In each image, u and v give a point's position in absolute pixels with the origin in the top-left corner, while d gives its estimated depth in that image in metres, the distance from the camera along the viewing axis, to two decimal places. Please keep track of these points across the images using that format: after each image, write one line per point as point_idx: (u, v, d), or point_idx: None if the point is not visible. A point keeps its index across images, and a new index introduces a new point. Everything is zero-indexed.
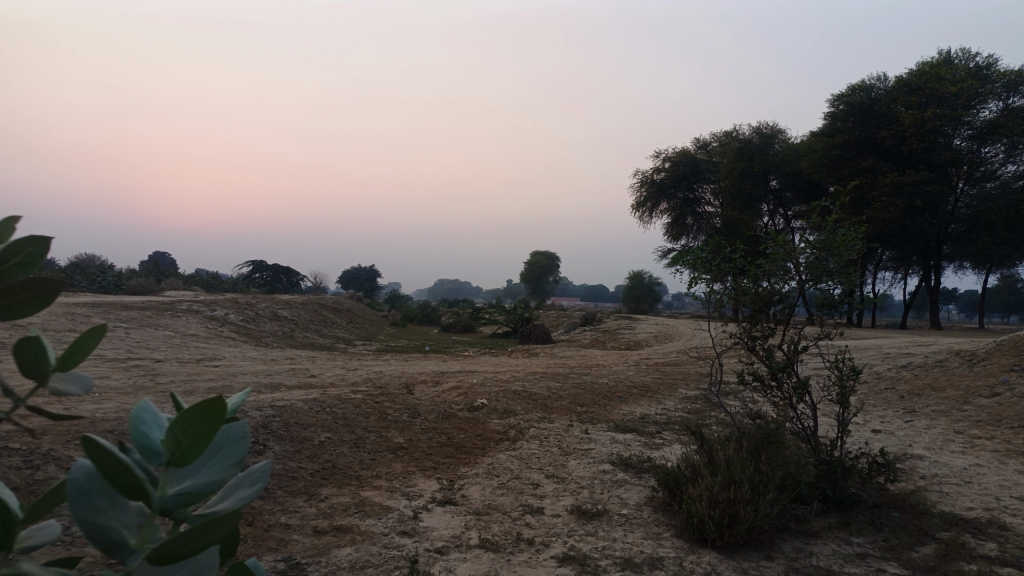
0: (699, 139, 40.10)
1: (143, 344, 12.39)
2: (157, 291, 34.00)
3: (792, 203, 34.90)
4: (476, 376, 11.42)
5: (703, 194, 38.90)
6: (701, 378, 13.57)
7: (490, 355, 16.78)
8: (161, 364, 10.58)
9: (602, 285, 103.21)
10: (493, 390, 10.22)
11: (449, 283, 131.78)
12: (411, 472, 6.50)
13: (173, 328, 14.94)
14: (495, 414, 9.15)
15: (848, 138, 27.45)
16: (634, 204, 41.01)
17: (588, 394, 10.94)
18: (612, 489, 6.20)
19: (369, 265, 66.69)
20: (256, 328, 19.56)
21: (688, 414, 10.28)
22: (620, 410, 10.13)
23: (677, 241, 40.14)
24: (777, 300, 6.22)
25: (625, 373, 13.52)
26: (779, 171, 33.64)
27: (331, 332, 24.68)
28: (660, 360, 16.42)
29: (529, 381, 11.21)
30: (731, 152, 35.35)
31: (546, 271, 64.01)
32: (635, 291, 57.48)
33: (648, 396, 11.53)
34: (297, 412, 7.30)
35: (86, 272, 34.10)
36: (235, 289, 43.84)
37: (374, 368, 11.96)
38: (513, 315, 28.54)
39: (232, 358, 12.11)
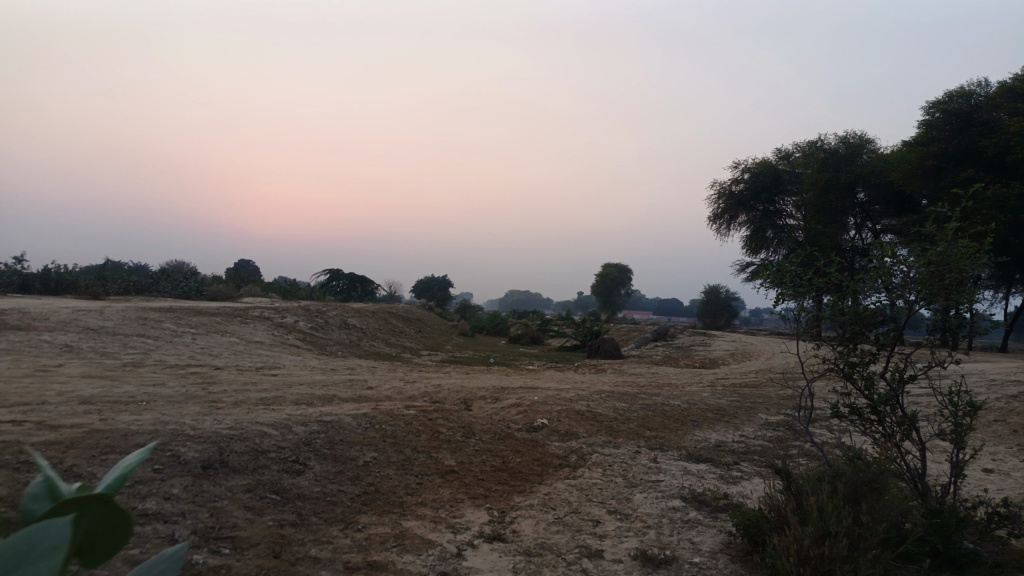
0: (781, 150, 38.50)
1: (207, 351, 12.34)
2: (235, 297, 34.88)
3: (881, 216, 32.98)
4: (539, 392, 10.83)
5: (784, 207, 37.26)
6: (782, 403, 12.60)
7: (555, 370, 16.16)
8: (220, 372, 10.44)
9: (676, 299, 101.25)
10: (555, 409, 9.60)
11: (520, 293, 131.80)
12: (460, 499, 5.95)
13: (240, 334, 14.97)
14: (556, 436, 8.54)
15: (944, 148, 25.75)
16: (711, 216, 39.66)
17: (657, 417, 10.17)
18: (682, 532, 5.51)
19: (442, 275, 67.13)
20: (323, 336, 19.56)
21: (768, 444, 9.40)
22: (693, 436, 9.35)
23: (756, 254, 38.53)
24: (881, 321, 5.36)
25: (700, 394, 12.67)
26: (868, 183, 31.84)
27: (399, 343, 24.57)
28: (737, 380, 15.44)
29: (594, 400, 10.56)
30: (815, 163, 33.72)
31: (618, 284, 62.94)
32: (711, 306, 55.76)
33: (724, 420, 10.69)
34: (345, 428, 6.88)
35: (170, 277, 35.33)
36: (311, 297, 44.71)
37: (433, 381, 11.54)
38: (583, 328, 27.83)
39: (292, 366, 11.91)
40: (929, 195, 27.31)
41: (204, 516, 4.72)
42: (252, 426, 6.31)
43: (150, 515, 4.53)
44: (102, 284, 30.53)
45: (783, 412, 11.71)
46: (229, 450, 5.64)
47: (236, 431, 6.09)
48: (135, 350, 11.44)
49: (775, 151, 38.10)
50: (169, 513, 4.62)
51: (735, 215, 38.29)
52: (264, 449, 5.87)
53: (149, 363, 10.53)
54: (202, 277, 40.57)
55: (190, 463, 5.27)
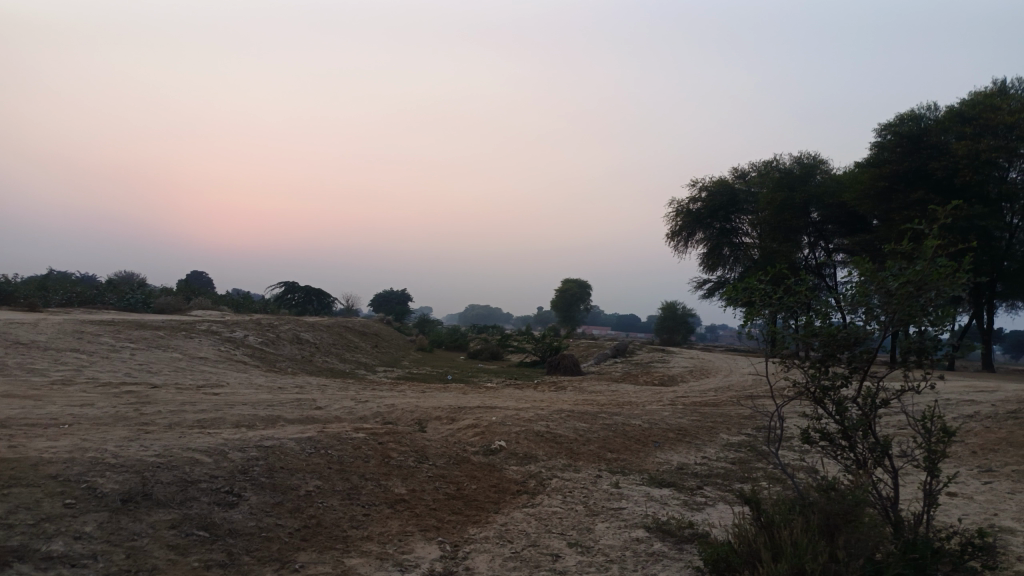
0: (738, 169, 39.00)
1: (145, 367, 11.65)
2: (184, 310, 33.70)
3: (834, 235, 33.55)
4: (496, 412, 10.45)
5: (741, 225, 37.68)
6: (743, 422, 12.44)
7: (514, 388, 15.79)
8: (158, 391, 9.79)
9: (634, 316, 101.99)
10: (514, 430, 9.22)
11: (479, 308, 131.30)
12: (410, 533, 5.53)
13: (183, 349, 14.25)
14: (514, 459, 8.16)
15: (896, 169, 26.29)
16: (669, 233, 39.88)
17: (618, 438, 9.88)
18: (646, 567, 5.18)
19: (400, 289, 66.36)
20: (273, 352, 18.85)
21: (732, 466, 9.16)
22: (654, 458, 9.07)
23: (713, 272, 38.83)
24: (856, 343, 5.08)
25: (660, 413, 12.43)
26: (821, 203, 32.34)
27: (354, 358, 23.92)
28: (697, 399, 15.27)
29: (553, 420, 10.22)
30: (771, 182, 34.18)
31: (577, 300, 62.98)
32: (669, 322, 56.12)
33: (685, 441, 10.45)
34: (287, 454, 6.39)
35: (115, 289, 33.98)
36: (264, 310, 43.58)
37: (386, 400, 11.05)
38: (542, 344, 27.55)
39: (237, 384, 11.30)
40: (881, 215, 27.82)
41: (120, 558, 4.21)
42: (184, 453, 5.79)
43: (55, 559, 4.00)
44: (41, 294, 29.17)
45: (745, 432, 11.54)
46: (154, 481, 5.12)
47: (164, 459, 5.56)
48: (66, 367, 10.70)
49: (732, 169, 38.57)
50: (79, 556, 4.10)
51: (693, 233, 38.55)
52: (195, 479, 5.37)
53: (79, 380, 9.83)
54: (150, 288, 39.21)
55: (107, 496, 4.74)
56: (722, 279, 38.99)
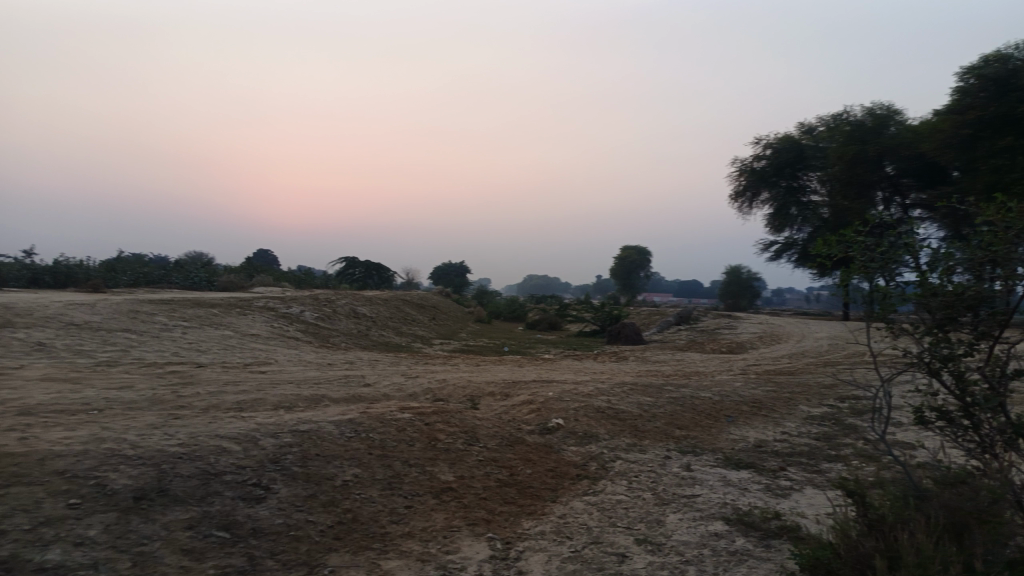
0: (804, 124, 36.95)
1: (194, 346, 11.39)
2: (246, 288, 34.11)
3: (912, 189, 31.42)
4: (553, 386, 9.77)
5: (809, 182, 35.74)
6: (823, 392, 11.45)
7: (573, 360, 15.10)
8: (203, 370, 9.47)
9: (697, 282, 99.70)
10: (572, 406, 8.54)
11: (539, 278, 130.73)
12: (457, 527, 4.93)
13: (235, 327, 14.02)
14: (573, 439, 7.49)
15: (981, 115, 24.19)
16: (732, 194, 38.18)
17: (688, 413, 9.09)
18: (729, 569, 4.45)
19: (459, 261, 66.13)
20: (328, 327, 18.64)
21: (815, 442, 8.28)
22: (727, 435, 8.26)
23: (780, 232, 37.06)
24: (982, 303, 4.18)
25: (731, 384, 11.55)
26: (897, 155, 30.24)
27: (410, 331, 23.59)
28: (770, 367, 14.29)
29: (615, 394, 9.48)
30: (841, 136, 32.16)
31: (637, 266, 61.56)
32: (733, 286, 54.32)
33: (761, 415, 9.58)
34: (324, 438, 5.87)
35: (179, 268, 34.59)
36: (325, 286, 43.89)
37: (438, 375, 10.52)
38: (602, 312, 26.71)
39: (285, 361, 10.92)
40: (964, 166, 25.76)
41: (125, 567, 3.74)
42: (211, 441, 5.32)
43: (50, 571, 3.53)
44: (108, 275, 29.84)
45: (826, 404, 10.58)
46: (173, 475, 4.64)
47: (187, 448, 5.09)
48: (114, 348, 10.48)
49: (798, 124, 36.54)
50: (78, 566, 3.63)
51: (758, 192, 36.78)
52: (219, 470, 4.88)
53: (124, 361, 9.56)
54: (214, 267, 39.84)
55: (118, 494, 4.28)
56: (790, 240, 37.20)
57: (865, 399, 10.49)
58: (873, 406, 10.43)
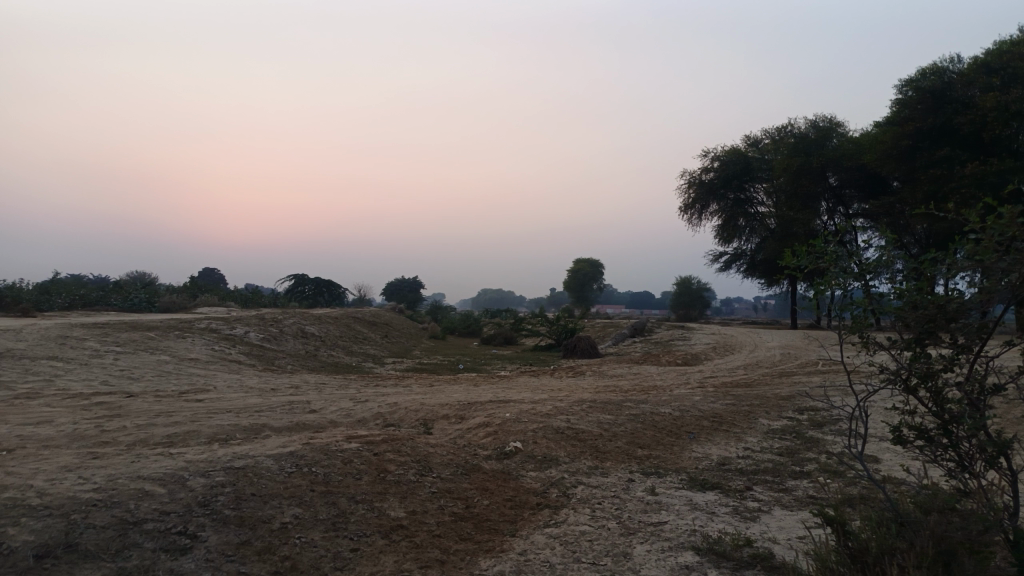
0: (750, 137, 37.59)
1: (127, 373, 10.67)
2: (190, 308, 32.89)
3: (854, 199, 32.16)
4: (510, 406, 9.41)
5: (755, 194, 36.34)
6: (782, 403, 11.35)
7: (528, 376, 14.78)
8: (134, 400, 8.81)
9: (648, 294, 100.87)
10: (530, 428, 8.18)
11: (493, 293, 130.43)
12: (409, 571, 4.50)
13: (173, 352, 13.28)
14: (532, 463, 7.13)
15: (919, 127, 24.84)
16: (682, 206, 38.55)
17: (649, 431, 8.81)
18: None
19: (412, 276, 65.39)
20: (275, 348, 17.92)
21: (779, 458, 8.09)
22: (690, 453, 8.01)
23: (729, 244, 37.51)
24: (961, 316, 3.98)
25: (690, 398, 11.36)
26: (839, 166, 30.91)
27: (361, 350, 22.94)
28: (727, 379, 14.19)
29: (574, 412, 9.16)
30: (786, 148, 32.77)
31: (589, 279, 61.79)
32: (684, 297, 54.89)
33: (723, 430, 9.38)
34: (262, 475, 5.39)
35: (118, 289, 33.16)
36: (273, 304, 42.72)
37: (389, 398, 10.05)
38: (557, 326, 26.48)
39: (225, 388, 10.29)
40: (904, 177, 26.41)
41: None
42: (132, 483, 4.78)
43: None
44: (41, 297, 28.38)
45: (786, 416, 10.45)
46: (84, 526, 4.11)
47: (103, 494, 4.54)
48: (36, 378, 9.71)
49: (744, 137, 37.17)
50: None
51: (707, 204, 37.21)
52: (138, 518, 4.35)
53: (46, 393, 8.84)
54: (156, 287, 38.39)
55: (17, 554, 3.74)
56: (739, 251, 37.68)
57: (823, 411, 10.40)
58: (832, 417, 10.34)
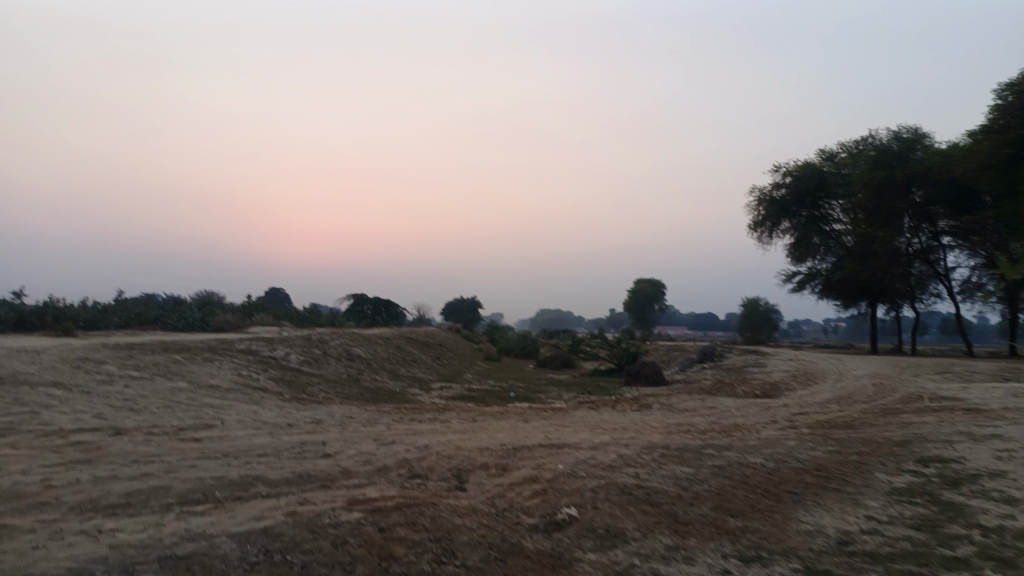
0: (824, 150, 35.00)
1: (129, 404, 9.37)
2: (244, 328, 32.26)
3: (942, 216, 29.19)
4: (564, 453, 7.71)
5: (831, 210, 33.72)
6: (898, 452, 9.29)
7: (587, 409, 12.99)
8: (119, 440, 7.44)
9: (712, 315, 97.44)
10: (589, 487, 6.46)
11: (551, 313, 128.48)
12: None
13: (193, 377, 12.00)
14: (590, 541, 5.43)
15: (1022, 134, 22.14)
16: (750, 223, 36.09)
17: (739, 491, 6.98)
18: None
19: (471, 296, 64.15)
20: (313, 373, 16.60)
21: (919, 536, 6.13)
22: (797, 525, 6.18)
23: (801, 263, 34.79)
24: None
25: (782, 443, 9.41)
26: (926, 181, 28.19)
27: (410, 375, 21.52)
28: (820, 418, 12.09)
29: (644, 465, 7.39)
30: (865, 162, 30.13)
31: (651, 299, 59.33)
32: (752, 319, 51.93)
33: (831, 489, 7.46)
34: (211, 569, 3.86)
35: (175, 307, 32.78)
36: (330, 324, 41.91)
37: (419, 438, 8.45)
38: (618, 350, 24.55)
39: (234, 423, 8.87)
40: (1006, 191, 23.61)
41: None
42: None
43: None
44: (95, 315, 28.07)
45: (907, 470, 8.42)
46: None
47: None
48: (22, 408, 8.50)
49: (818, 151, 34.65)
50: None
51: (777, 222, 34.74)
52: None
53: (22, 428, 7.57)
54: (214, 306, 38.04)
55: None
56: (812, 271, 34.91)
57: (959, 468, 8.32)
58: (968, 473, 8.26)
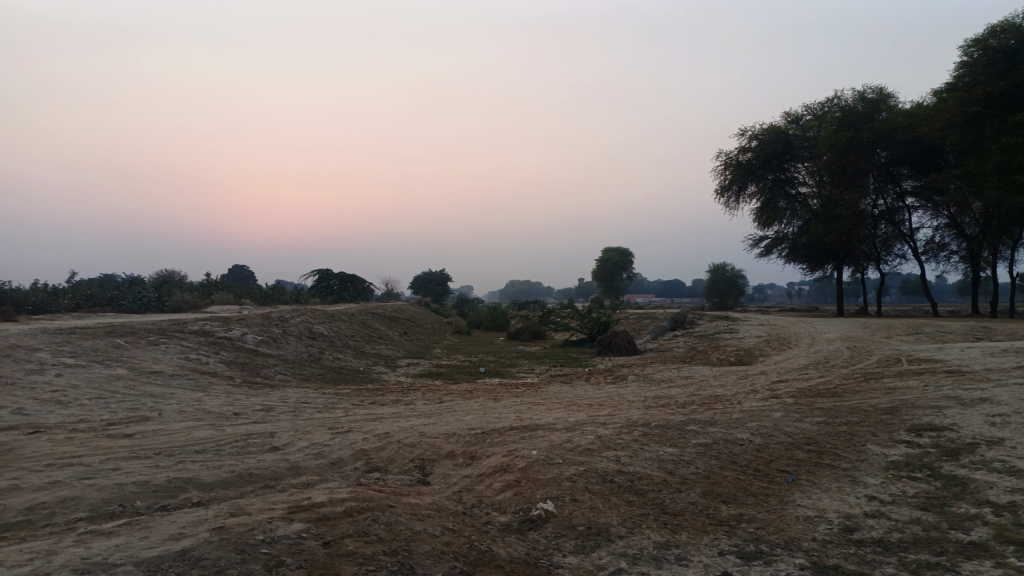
0: (790, 113, 34.53)
1: (57, 397, 8.44)
2: (203, 307, 31.02)
3: (907, 177, 28.94)
4: (537, 437, 7.04)
5: (797, 173, 33.34)
6: (888, 421, 8.82)
7: (560, 384, 12.37)
8: (35, 438, 6.56)
9: (679, 283, 97.96)
10: (566, 476, 5.81)
11: (520, 284, 128.04)
12: None
13: (135, 363, 11.04)
14: (571, 541, 4.78)
15: (989, 91, 21.71)
16: (717, 189, 35.62)
17: (729, 473, 6.38)
18: None
19: (440, 269, 63.14)
20: (271, 353, 15.72)
21: (928, 517, 5.61)
22: (796, 512, 5.61)
23: (769, 227, 34.48)
24: None
25: (768, 415, 8.86)
26: (891, 141, 27.70)
27: (376, 352, 20.71)
28: (801, 385, 11.63)
29: (625, 447, 6.76)
30: (831, 123, 29.69)
31: (619, 268, 58.96)
32: (720, 285, 51.87)
33: (826, 466, 6.93)
34: None
35: (129, 288, 31.38)
36: (294, 301, 40.75)
37: (378, 425, 7.70)
38: (589, 320, 24.00)
39: (173, 414, 8.01)
40: (974, 150, 23.29)
41: None
42: None
43: None
44: (41, 298, 26.62)
45: (901, 441, 7.94)
46: None
47: None
48: None
49: (784, 113, 34.17)
50: None
51: (744, 186, 34.31)
52: None
53: None
54: (171, 285, 36.58)
55: None
56: (779, 234, 34.64)
57: (954, 437, 7.86)
58: (965, 442, 7.81)
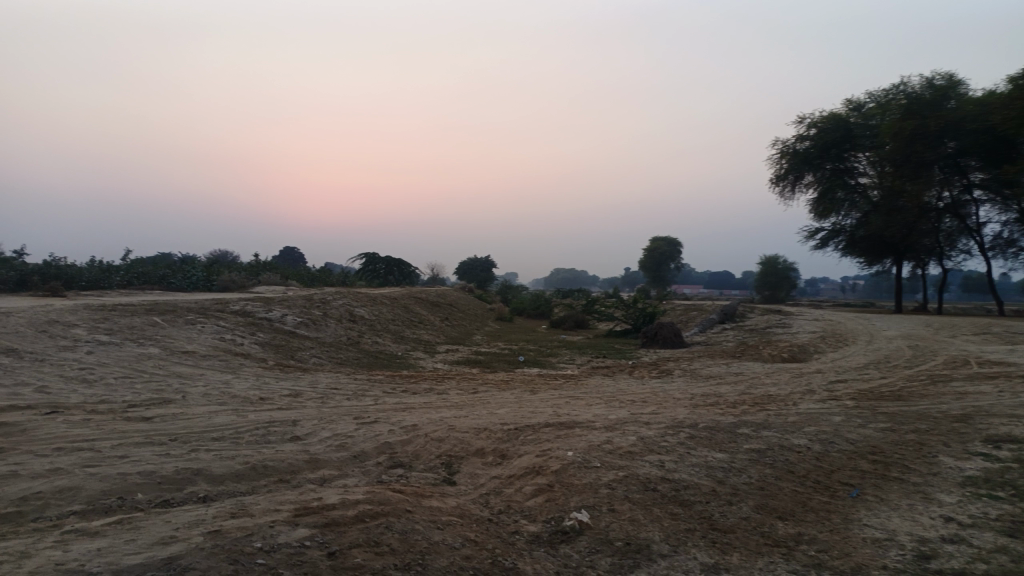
0: (852, 100, 32.98)
1: (84, 375, 8.25)
2: (249, 287, 31.22)
3: (975, 169, 27.33)
4: (574, 437, 6.51)
5: (857, 163, 31.84)
6: (961, 430, 8.02)
7: (602, 377, 11.81)
8: (52, 419, 6.32)
9: (728, 274, 95.83)
10: (603, 482, 5.28)
11: (565, 272, 127.06)
12: None
13: (168, 343, 10.86)
14: (607, 558, 4.27)
15: None
16: (771, 178, 34.30)
17: (785, 485, 5.76)
18: None
19: (486, 255, 62.76)
20: (309, 336, 15.51)
21: (1016, 545, 4.93)
22: (862, 533, 4.99)
23: (825, 219, 33.05)
24: None
25: (827, 419, 8.17)
26: (960, 131, 26.10)
27: (416, 337, 20.39)
28: (861, 386, 10.83)
29: (671, 451, 6.18)
30: (895, 110, 28.18)
31: (666, 258, 57.70)
32: (771, 277, 50.30)
33: (894, 479, 6.25)
34: None
35: (179, 267, 31.81)
36: (340, 284, 40.87)
37: (405, 416, 7.27)
38: (634, 310, 23.28)
39: (197, 397, 7.72)
40: None
41: None
42: None
43: None
44: (94, 274, 27.11)
45: (978, 453, 7.18)
46: None
47: None
48: None
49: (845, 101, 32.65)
50: None
51: (800, 176, 32.94)
52: None
53: None
54: (220, 265, 36.97)
55: None
56: (835, 226, 33.18)
57: None
58: None
